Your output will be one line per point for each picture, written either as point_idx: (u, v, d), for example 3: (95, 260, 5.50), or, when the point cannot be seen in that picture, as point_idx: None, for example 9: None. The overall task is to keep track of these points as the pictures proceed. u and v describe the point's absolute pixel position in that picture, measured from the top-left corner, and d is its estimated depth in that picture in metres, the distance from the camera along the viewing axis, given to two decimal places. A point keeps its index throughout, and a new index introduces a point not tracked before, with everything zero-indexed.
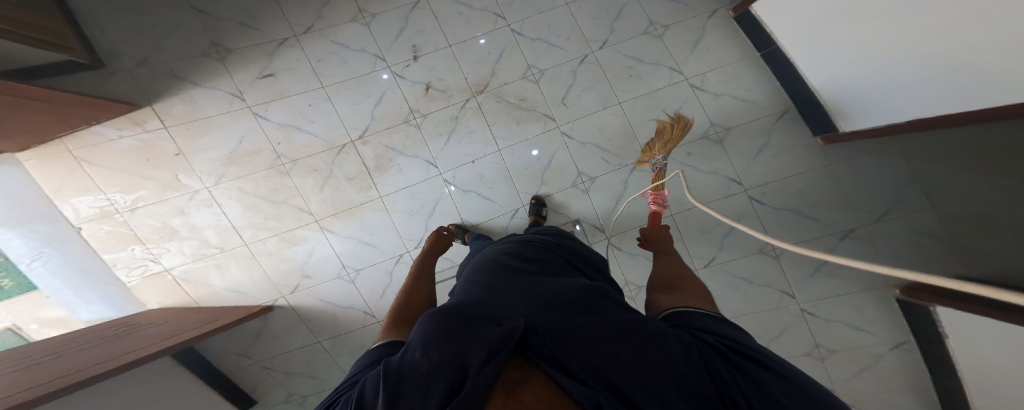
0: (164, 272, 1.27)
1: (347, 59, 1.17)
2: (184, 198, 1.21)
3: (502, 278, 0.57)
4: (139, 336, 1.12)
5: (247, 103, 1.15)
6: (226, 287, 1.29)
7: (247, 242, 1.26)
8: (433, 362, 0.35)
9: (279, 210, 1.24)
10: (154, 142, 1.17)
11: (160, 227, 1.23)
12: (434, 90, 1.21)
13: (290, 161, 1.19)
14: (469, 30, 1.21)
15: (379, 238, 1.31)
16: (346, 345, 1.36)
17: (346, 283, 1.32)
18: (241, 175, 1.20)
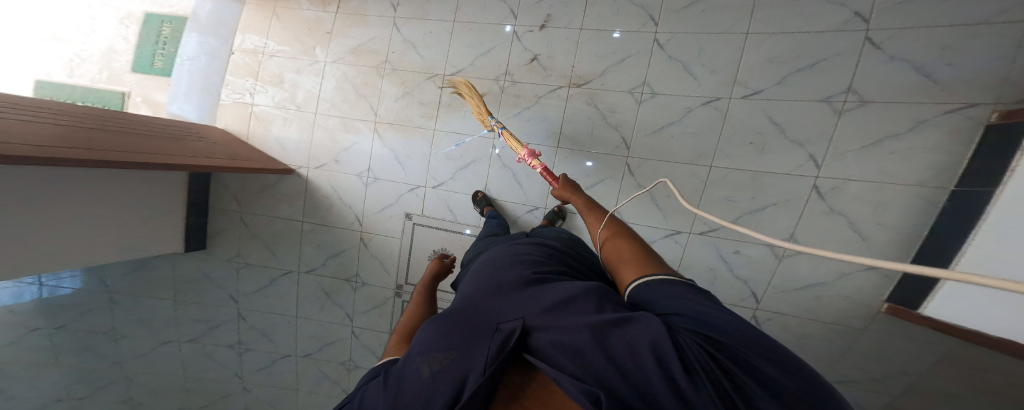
0: (249, 106, 1.48)
1: (489, 8, 1.33)
2: (306, 63, 1.47)
3: (505, 266, 0.53)
4: (183, 145, 1.26)
5: (396, 14, 1.39)
6: (278, 137, 1.45)
7: (317, 112, 1.43)
8: (435, 370, 0.39)
9: (357, 101, 1.42)
10: (323, 19, 1.46)
11: (275, 75, 1.48)
12: (539, 63, 1.32)
13: (391, 69, 1.40)
14: (614, 20, 1.27)
15: (410, 162, 1.36)
16: (319, 237, 1.39)
17: (360, 183, 1.37)
18: (352, 63, 1.43)
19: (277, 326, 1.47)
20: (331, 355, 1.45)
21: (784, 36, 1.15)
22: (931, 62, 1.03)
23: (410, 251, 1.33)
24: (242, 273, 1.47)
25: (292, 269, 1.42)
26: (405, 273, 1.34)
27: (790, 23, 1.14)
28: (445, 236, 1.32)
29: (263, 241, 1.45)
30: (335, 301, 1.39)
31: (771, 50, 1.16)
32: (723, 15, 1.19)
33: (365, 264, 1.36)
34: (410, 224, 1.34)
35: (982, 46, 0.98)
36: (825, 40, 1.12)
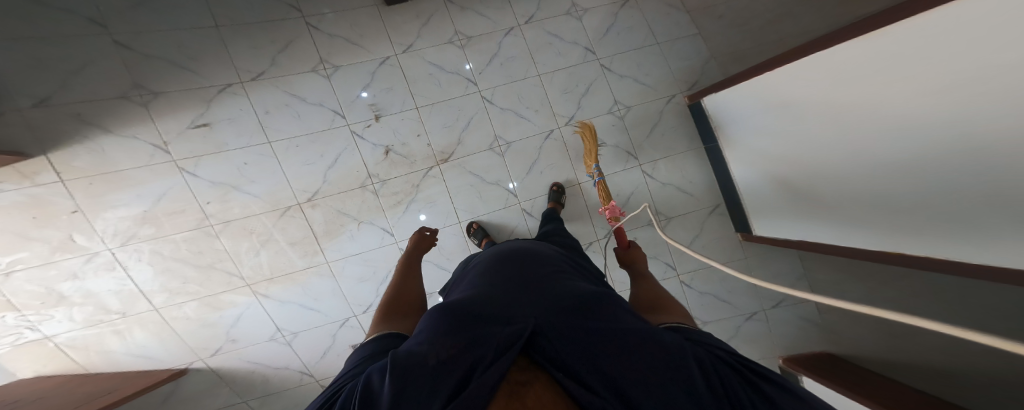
0: (47, 340, 1.10)
1: (301, 112, 1.08)
2: (79, 261, 1.04)
3: (513, 287, 0.52)
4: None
5: (173, 156, 1.02)
6: (128, 352, 1.17)
7: (158, 307, 1.14)
8: (445, 356, 0.33)
9: (202, 274, 1.12)
10: (42, 197, 0.97)
11: (44, 293, 1.05)
12: (397, 152, 1.14)
13: (222, 223, 1.07)
14: (441, 92, 1.17)
15: (324, 303, 1.23)
16: (279, 402, 1.32)
17: (281, 345, 1.26)
18: (156, 236, 1.05)
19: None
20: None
21: (561, 74, 1.23)
22: (639, 75, 1.26)
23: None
24: None
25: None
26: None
27: (553, 61, 1.23)
28: None
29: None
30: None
31: (562, 83, 1.23)
32: (508, 66, 1.21)
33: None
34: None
35: (652, 61, 1.27)
36: (580, 73, 1.24)
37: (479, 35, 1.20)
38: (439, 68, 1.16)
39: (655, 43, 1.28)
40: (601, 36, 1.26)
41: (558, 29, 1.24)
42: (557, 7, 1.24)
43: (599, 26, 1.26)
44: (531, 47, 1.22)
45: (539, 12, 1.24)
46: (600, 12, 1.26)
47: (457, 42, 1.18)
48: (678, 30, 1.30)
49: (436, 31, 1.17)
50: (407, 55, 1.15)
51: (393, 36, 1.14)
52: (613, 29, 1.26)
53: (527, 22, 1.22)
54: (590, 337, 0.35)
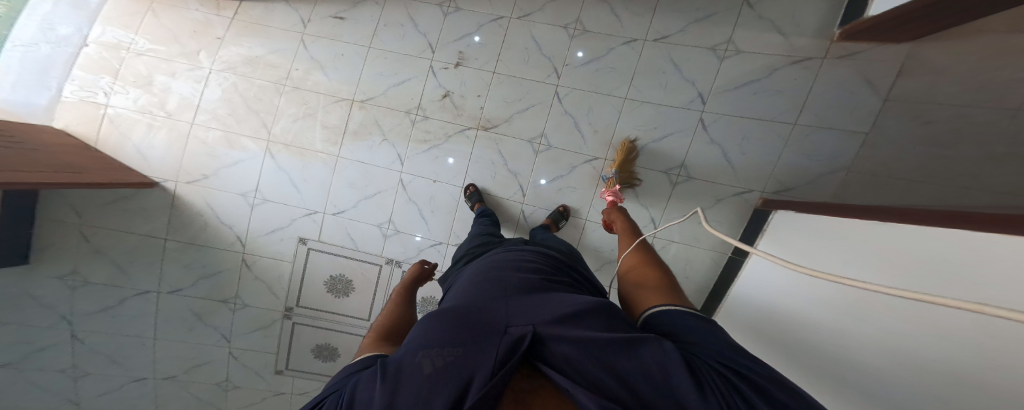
0: (102, 107, 1.36)
1: (403, 36, 1.38)
2: (185, 67, 1.38)
3: (514, 295, 0.62)
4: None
5: (304, 30, 1.39)
6: (137, 146, 1.36)
7: (194, 122, 1.36)
8: (439, 366, 0.44)
9: (247, 115, 1.37)
10: (213, 23, 1.40)
11: (142, 75, 1.37)
12: (451, 99, 1.40)
13: (292, 87, 1.38)
14: (522, 69, 1.39)
15: (308, 186, 1.38)
16: (189, 257, 1.36)
17: (245, 203, 1.36)
18: (245, 74, 1.38)
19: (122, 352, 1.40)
20: (201, 372, 1.43)
21: (651, 107, 1.39)
22: (732, 149, 1.37)
23: (300, 271, 1.37)
24: (74, 295, 1.35)
25: (152, 289, 1.37)
26: (296, 297, 1.39)
27: (655, 96, 1.39)
28: (343, 263, 1.39)
29: (108, 258, 1.35)
30: (196, 336, 1.39)
31: (646, 120, 1.39)
32: (606, 79, 1.39)
33: (248, 287, 1.38)
34: (305, 247, 1.38)
35: (760, 142, 1.36)
36: (672, 119, 1.39)
37: (600, 33, 1.37)
38: (540, 47, 1.38)
39: (790, 122, 1.33)
40: (732, 89, 1.35)
41: (686, 60, 1.36)
42: (707, 39, 1.35)
43: (738, 78, 1.35)
44: (649, 70, 1.38)
45: (683, 35, 1.36)
46: (761, 62, 1.33)
47: (571, 31, 1.38)
48: (838, 116, 1.30)
49: (560, 11, 1.37)
50: (519, 20, 1.37)
51: (518, 1, 1.37)
52: (755, 88, 1.34)
53: (659, 40, 1.37)
54: (575, 352, 0.45)
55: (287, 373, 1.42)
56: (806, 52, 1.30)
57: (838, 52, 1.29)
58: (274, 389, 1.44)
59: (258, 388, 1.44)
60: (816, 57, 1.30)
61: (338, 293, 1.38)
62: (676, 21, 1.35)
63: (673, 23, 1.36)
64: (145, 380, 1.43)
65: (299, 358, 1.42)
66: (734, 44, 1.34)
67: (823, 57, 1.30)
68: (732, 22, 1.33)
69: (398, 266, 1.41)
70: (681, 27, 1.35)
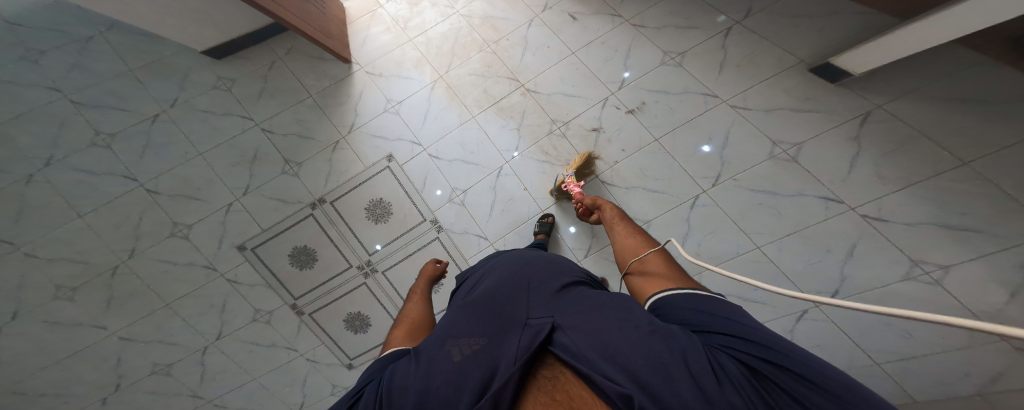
0: (377, 5, 1.65)
1: (609, 59, 1.45)
2: (444, 3, 1.61)
3: (536, 292, 0.73)
4: (306, 10, 1.40)
5: (541, 12, 1.53)
6: (368, 36, 1.62)
7: (412, 39, 1.59)
8: (467, 354, 0.56)
9: (446, 55, 1.56)
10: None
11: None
12: (597, 135, 1.42)
13: (491, 49, 1.53)
14: (684, 150, 1.36)
15: (432, 128, 1.50)
16: (308, 117, 1.56)
17: (384, 107, 1.54)
18: (474, 25, 1.56)
19: (167, 145, 1.51)
20: (178, 206, 1.50)
21: (773, 268, 1.25)
22: (797, 341, 1.20)
23: (370, 177, 1.49)
24: (208, 91, 1.57)
25: (253, 120, 1.59)
26: (338, 196, 1.48)
27: (796, 267, 1.22)
28: (398, 196, 1.46)
29: (261, 83, 1.61)
30: (228, 174, 1.54)
31: (761, 277, 1.25)
32: (761, 218, 1.27)
33: (318, 161, 1.53)
34: (387, 164, 1.49)
35: (835, 355, 1.15)
36: (781, 293, 1.23)
37: (808, 172, 1.25)
38: (726, 148, 1.33)
39: (877, 360, 1.09)
40: (882, 308, 1.11)
41: (872, 248, 1.14)
42: (924, 247, 1.08)
43: (901, 302, 1.09)
44: (822, 238, 1.21)
45: (906, 231, 1.11)
46: (939, 302, 1.03)
47: (775, 151, 1.29)
48: (919, 381, 1.01)
49: (785, 129, 1.29)
50: (733, 107, 1.34)
51: (749, 92, 1.33)
52: (904, 326, 1.05)
53: (867, 217, 1.16)
54: (588, 347, 0.52)
55: (243, 252, 1.47)
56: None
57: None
58: (211, 261, 1.48)
59: (201, 251, 1.48)
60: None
61: (375, 218, 1.44)
62: (918, 210, 1.10)
63: (920, 210, 1.10)
64: (129, 182, 1.47)
65: (266, 251, 1.46)
66: (944, 272, 1.04)
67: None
68: (966, 250, 1.01)
69: (439, 231, 1.43)
70: (915, 222, 1.10)
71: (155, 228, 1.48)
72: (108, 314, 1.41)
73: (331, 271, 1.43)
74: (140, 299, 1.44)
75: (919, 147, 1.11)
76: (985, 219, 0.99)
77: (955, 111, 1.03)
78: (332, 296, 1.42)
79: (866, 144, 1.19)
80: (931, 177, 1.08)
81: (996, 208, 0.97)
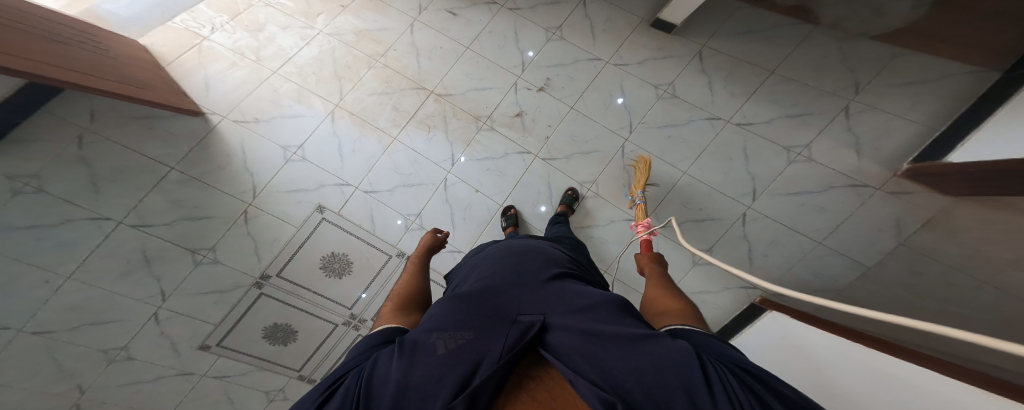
0: (200, 38, 1.28)
1: (502, 48, 1.38)
2: (300, 24, 1.33)
3: (530, 281, 0.68)
4: (75, 56, 0.93)
5: (417, 16, 1.38)
6: (208, 77, 1.26)
7: (277, 72, 1.30)
8: (449, 346, 0.47)
9: (328, 78, 1.29)
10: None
11: (257, 23, 1.32)
12: (522, 120, 1.37)
13: (381, 64, 1.33)
14: (602, 113, 1.37)
15: (353, 159, 1.29)
16: (190, 195, 1.27)
17: (281, 156, 1.27)
18: (349, 40, 1.33)
19: (13, 281, 1.14)
20: (93, 337, 1.26)
21: (704, 187, 1.36)
22: (757, 247, 1.33)
23: (306, 240, 1.31)
24: (11, 201, 1.10)
25: (114, 219, 1.23)
26: (281, 268, 1.33)
27: (715, 181, 1.35)
28: (352, 242, 1.33)
29: (89, 170, 1.19)
30: (127, 287, 1.27)
31: (694, 198, 1.36)
32: (677, 149, 1.36)
33: (231, 241, 1.30)
34: (321, 216, 1.30)
35: (785, 254, 1.31)
36: (720, 207, 1.35)
37: (687, 102, 1.37)
38: (625, 98, 1.38)
39: (817, 240, 1.29)
40: (785, 193, 1.31)
41: (760, 153, 1.33)
42: (787, 137, 1.31)
43: (798, 185, 1.30)
44: (723, 150, 1.35)
45: (768, 127, 1.33)
46: (818, 174, 1.29)
47: (660, 91, 1.37)
48: (861, 248, 1.25)
49: (661, 70, 1.37)
50: (615, 67, 1.39)
51: (622, 50, 1.39)
52: (803, 198, 1.30)
53: (741, 125, 1.34)
54: (579, 341, 0.48)
55: (212, 350, 1.37)
56: (867, 178, 1.25)
57: (892, 186, 1.23)
58: (182, 367, 1.36)
59: (162, 363, 1.34)
60: (870, 186, 1.25)
61: (333, 273, 1.35)
62: (769, 112, 1.33)
63: (766, 111, 1.33)
64: (0, 332, 1.14)
65: (236, 341, 1.38)
66: (810, 150, 1.29)
67: (876, 187, 1.24)
68: (818, 131, 1.29)
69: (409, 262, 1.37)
70: (771, 118, 1.33)
71: (84, 361, 1.26)
72: None
73: (321, 335, 1.41)
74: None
75: (743, 69, 1.35)
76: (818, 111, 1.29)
77: (750, 40, 1.35)
78: (333, 354, 1.44)
79: (713, 74, 1.36)
80: (764, 84, 1.33)
81: (817, 95, 1.30)
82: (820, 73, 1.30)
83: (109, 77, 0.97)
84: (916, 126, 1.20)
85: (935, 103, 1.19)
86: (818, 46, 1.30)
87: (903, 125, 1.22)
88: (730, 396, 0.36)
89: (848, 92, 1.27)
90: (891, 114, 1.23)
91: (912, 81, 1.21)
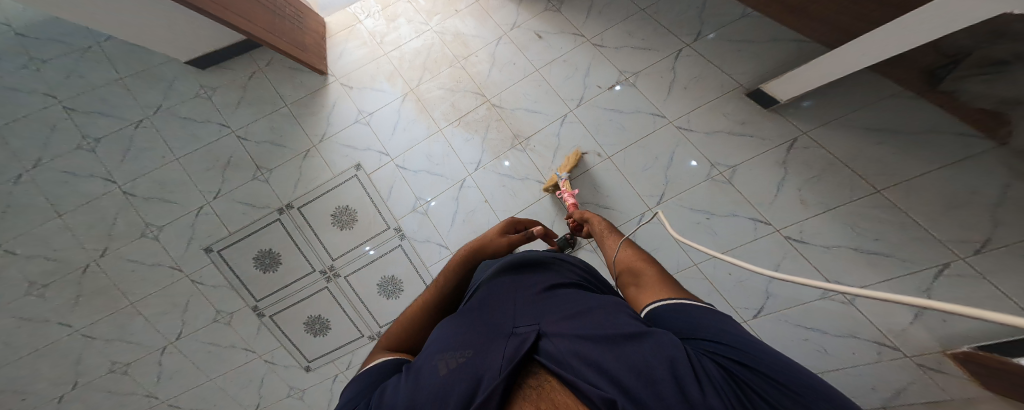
0: (357, 21, 1.69)
1: (570, 80, 1.44)
2: (419, 21, 1.63)
3: (528, 289, 0.63)
4: (274, 21, 1.42)
5: (508, 31, 1.54)
6: (344, 49, 1.67)
7: (388, 53, 1.62)
8: (450, 369, 0.48)
9: (419, 70, 1.57)
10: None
11: (392, 15, 1.67)
12: (556, 152, 1.39)
13: (460, 65, 1.54)
14: (641, 170, 1.32)
15: (402, 136, 1.52)
16: (285, 127, 1.62)
17: (354, 116, 1.58)
18: (448, 43, 1.58)
19: (146, 153, 1.57)
20: (152, 208, 1.56)
21: (705, 285, 1.18)
22: None
23: (335, 186, 1.52)
24: (188, 99, 1.61)
25: (231, 127, 1.63)
26: (306, 202, 1.53)
27: (722, 281, 1.17)
28: (367, 203, 1.48)
29: (240, 92, 1.66)
30: (202, 180, 1.59)
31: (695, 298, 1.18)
32: (700, 237, 1.24)
33: (286, 168, 1.58)
34: (354, 173, 1.52)
35: None
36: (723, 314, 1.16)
37: (742, 196, 1.23)
38: (670, 165, 1.30)
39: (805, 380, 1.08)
40: (800, 323, 1.08)
41: (793, 271, 1.14)
42: (840, 270, 1.09)
43: (820, 320, 1.05)
44: (745, 258, 1.19)
45: (823, 253, 1.11)
46: (848, 319, 1.01)
47: (714, 172, 1.26)
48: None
49: (733, 147, 1.26)
50: (677, 129, 1.32)
51: (693, 113, 1.31)
52: (809, 334, 1.07)
53: (791, 238, 1.16)
54: (573, 347, 0.46)
55: (210, 254, 1.54)
56: (904, 342, 0.93)
57: (925, 359, 0.90)
58: (177, 261, 1.55)
59: (169, 252, 1.55)
60: (904, 356, 0.93)
61: (338, 225, 1.49)
62: (835, 236, 1.10)
63: (836, 234, 1.10)
64: (108, 184, 1.54)
65: (232, 255, 1.54)
66: (852, 295, 1.01)
67: (905, 353, 0.93)
68: (877, 273, 1.04)
69: (401, 239, 1.44)
70: (839, 244, 1.09)
71: (128, 229, 1.54)
72: (76, 309, 1.51)
73: (297, 274, 1.51)
74: (105, 298, 1.52)
75: (841, 173, 1.12)
76: (901, 246, 1.00)
77: (876, 142, 1.07)
78: (294, 298, 1.51)
79: (792, 173, 1.19)
80: (853, 201, 1.09)
81: (908, 236, 0.99)
82: (946, 211, 0.93)
83: (279, 38, 1.42)
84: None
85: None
86: (962, 175, 0.89)
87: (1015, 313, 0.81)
88: (709, 384, 0.35)
89: (965, 249, 0.89)
90: (998, 291, 0.83)
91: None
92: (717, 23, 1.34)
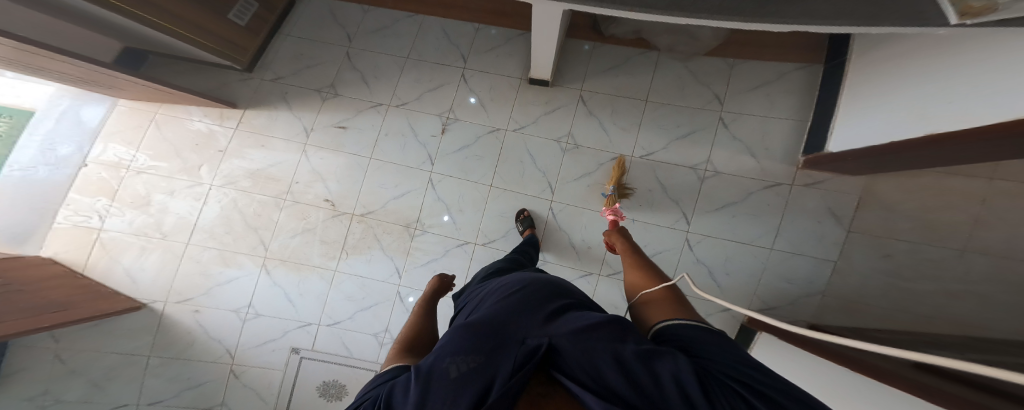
0: (95, 231, 1.25)
1: (407, 146, 1.31)
2: (185, 184, 1.28)
3: (534, 296, 0.48)
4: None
5: (307, 140, 1.31)
6: (129, 269, 1.25)
7: (190, 243, 1.26)
8: (460, 368, 0.33)
9: (245, 233, 1.27)
10: (216, 134, 1.31)
11: (140, 196, 1.27)
12: (450, 215, 1.28)
13: (292, 201, 1.29)
14: (520, 180, 1.28)
15: (305, 301, 1.26)
16: (174, 370, 1.26)
17: (237, 319, 1.26)
18: (246, 190, 1.28)
19: None
20: None
21: (638, 227, 1.24)
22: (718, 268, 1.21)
23: (293, 385, 1.25)
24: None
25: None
26: (288, 397, 1.25)
27: (642, 212, 1.24)
28: (336, 367, 1.24)
29: (84, 377, 1.24)
30: None
31: (634, 238, 1.23)
32: (599, 194, 1.26)
33: (236, 393, 1.26)
34: (297, 358, 1.26)
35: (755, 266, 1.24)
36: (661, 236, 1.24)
37: (591, 148, 1.28)
38: (535, 161, 1.29)
39: (768, 246, 1.18)
40: (708, 206, 1.22)
41: (669, 173, 1.24)
42: (686, 158, 1.24)
43: (722, 195, 1.22)
44: (635, 189, 1.25)
45: (666, 153, 1.26)
46: (731, 183, 1.21)
47: (564, 144, 1.29)
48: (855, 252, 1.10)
49: (553, 124, 1.29)
50: (516, 133, 1.30)
51: (515, 114, 1.30)
52: (732, 209, 1.21)
53: (645, 157, 1.26)
54: (591, 355, 0.34)
55: None
56: (777, 177, 1.20)
57: (802, 179, 1.18)
58: None
59: None
60: (784, 182, 1.19)
61: (332, 398, 1.24)
62: (661, 139, 1.26)
63: (657, 138, 1.26)
64: None
65: None
66: (713, 164, 1.23)
67: (789, 182, 1.19)
68: (703, 148, 1.24)
69: None
70: (665, 144, 1.26)
71: None
72: None
73: None
74: None
75: (622, 103, 1.29)
76: (692, 123, 1.25)
77: (626, 75, 1.29)
78: None
79: (600, 116, 1.29)
80: (645, 114, 1.27)
81: (696, 115, 1.26)
82: (684, 93, 1.27)
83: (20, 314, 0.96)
84: (790, 122, 1.21)
85: (792, 97, 1.22)
86: (669, 70, 1.29)
87: (777, 123, 1.22)
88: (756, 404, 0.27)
89: (714, 106, 1.25)
90: (759, 116, 1.23)
91: (761, 84, 1.24)
92: (468, 35, 1.35)
